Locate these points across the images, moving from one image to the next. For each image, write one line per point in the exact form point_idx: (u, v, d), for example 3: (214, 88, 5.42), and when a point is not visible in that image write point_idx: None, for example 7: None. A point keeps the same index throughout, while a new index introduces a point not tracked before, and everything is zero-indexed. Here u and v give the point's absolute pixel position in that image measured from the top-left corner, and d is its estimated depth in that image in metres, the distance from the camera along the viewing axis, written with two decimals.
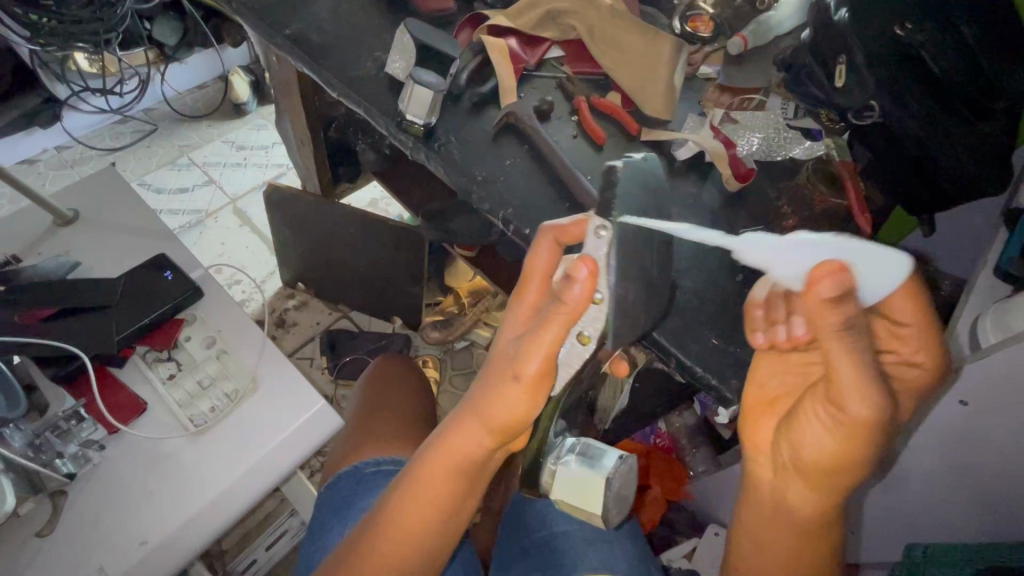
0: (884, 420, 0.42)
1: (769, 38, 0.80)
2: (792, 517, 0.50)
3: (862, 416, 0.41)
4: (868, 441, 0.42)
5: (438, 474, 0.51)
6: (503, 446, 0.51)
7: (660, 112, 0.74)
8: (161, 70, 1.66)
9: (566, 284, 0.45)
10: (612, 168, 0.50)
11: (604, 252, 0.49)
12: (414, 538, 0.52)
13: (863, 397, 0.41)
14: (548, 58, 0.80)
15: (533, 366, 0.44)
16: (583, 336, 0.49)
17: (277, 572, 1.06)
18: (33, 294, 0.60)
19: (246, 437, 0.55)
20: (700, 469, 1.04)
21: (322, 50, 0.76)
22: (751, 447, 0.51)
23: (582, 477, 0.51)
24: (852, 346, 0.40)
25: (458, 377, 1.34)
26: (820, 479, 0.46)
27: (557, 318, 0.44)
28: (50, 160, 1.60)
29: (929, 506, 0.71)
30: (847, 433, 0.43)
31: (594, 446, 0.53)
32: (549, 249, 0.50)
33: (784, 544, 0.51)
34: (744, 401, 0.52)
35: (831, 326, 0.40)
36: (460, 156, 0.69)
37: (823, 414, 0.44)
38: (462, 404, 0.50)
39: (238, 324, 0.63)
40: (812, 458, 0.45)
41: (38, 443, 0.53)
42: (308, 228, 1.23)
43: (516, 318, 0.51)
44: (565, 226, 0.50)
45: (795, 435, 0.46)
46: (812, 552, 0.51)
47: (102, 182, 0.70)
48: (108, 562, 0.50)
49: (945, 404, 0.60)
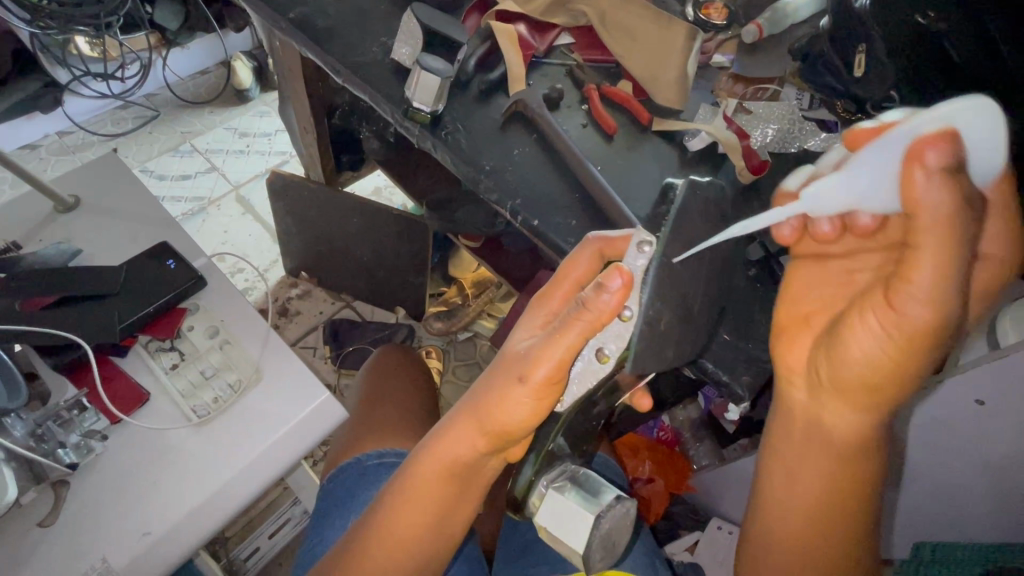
0: (950, 323, 0.38)
1: (785, 26, 0.80)
2: (833, 433, 0.48)
3: (924, 322, 0.38)
4: (929, 346, 0.39)
5: (440, 469, 0.49)
6: (498, 450, 0.49)
7: (672, 101, 0.72)
8: (162, 55, 1.64)
9: (594, 290, 0.43)
10: (673, 186, 0.48)
11: (644, 267, 0.46)
12: (415, 534, 0.51)
13: (930, 302, 0.37)
14: (557, 45, 0.78)
15: (543, 372, 0.42)
16: (602, 354, 0.47)
17: (279, 561, 1.06)
18: (36, 281, 0.59)
19: (251, 427, 0.55)
20: (704, 464, 1.04)
21: (327, 33, 0.74)
22: (786, 369, 0.49)
23: (569, 511, 0.46)
24: (946, 242, 0.35)
25: (461, 368, 1.34)
26: (865, 393, 0.44)
27: (579, 323, 0.42)
28: (51, 146, 1.58)
29: (940, 508, 0.69)
30: (907, 339, 0.39)
31: (592, 480, 0.48)
32: (590, 260, 0.49)
33: (824, 466, 0.49)
34: (780, 318, 0.49)
35: (936, 216, 0.35)
36: (468, 145, 0.67)
37: (874, 322, 0.41)
38: (464, 403, 0.47)
39: (241, 314, 0.62)
40: (858, 371, 0.43)
41: (39, 433, 0.52)
42: (311, 217, 1.21)
43: (534, 318, 0.49)
44: (611, 239, 0.49)
45: (843, 348, 0.43)
46: (853, 472, 0.49)
47: (103, 168, 0.69)
48: (111, 553, 0.49)
49: (960, 404, 0.57)
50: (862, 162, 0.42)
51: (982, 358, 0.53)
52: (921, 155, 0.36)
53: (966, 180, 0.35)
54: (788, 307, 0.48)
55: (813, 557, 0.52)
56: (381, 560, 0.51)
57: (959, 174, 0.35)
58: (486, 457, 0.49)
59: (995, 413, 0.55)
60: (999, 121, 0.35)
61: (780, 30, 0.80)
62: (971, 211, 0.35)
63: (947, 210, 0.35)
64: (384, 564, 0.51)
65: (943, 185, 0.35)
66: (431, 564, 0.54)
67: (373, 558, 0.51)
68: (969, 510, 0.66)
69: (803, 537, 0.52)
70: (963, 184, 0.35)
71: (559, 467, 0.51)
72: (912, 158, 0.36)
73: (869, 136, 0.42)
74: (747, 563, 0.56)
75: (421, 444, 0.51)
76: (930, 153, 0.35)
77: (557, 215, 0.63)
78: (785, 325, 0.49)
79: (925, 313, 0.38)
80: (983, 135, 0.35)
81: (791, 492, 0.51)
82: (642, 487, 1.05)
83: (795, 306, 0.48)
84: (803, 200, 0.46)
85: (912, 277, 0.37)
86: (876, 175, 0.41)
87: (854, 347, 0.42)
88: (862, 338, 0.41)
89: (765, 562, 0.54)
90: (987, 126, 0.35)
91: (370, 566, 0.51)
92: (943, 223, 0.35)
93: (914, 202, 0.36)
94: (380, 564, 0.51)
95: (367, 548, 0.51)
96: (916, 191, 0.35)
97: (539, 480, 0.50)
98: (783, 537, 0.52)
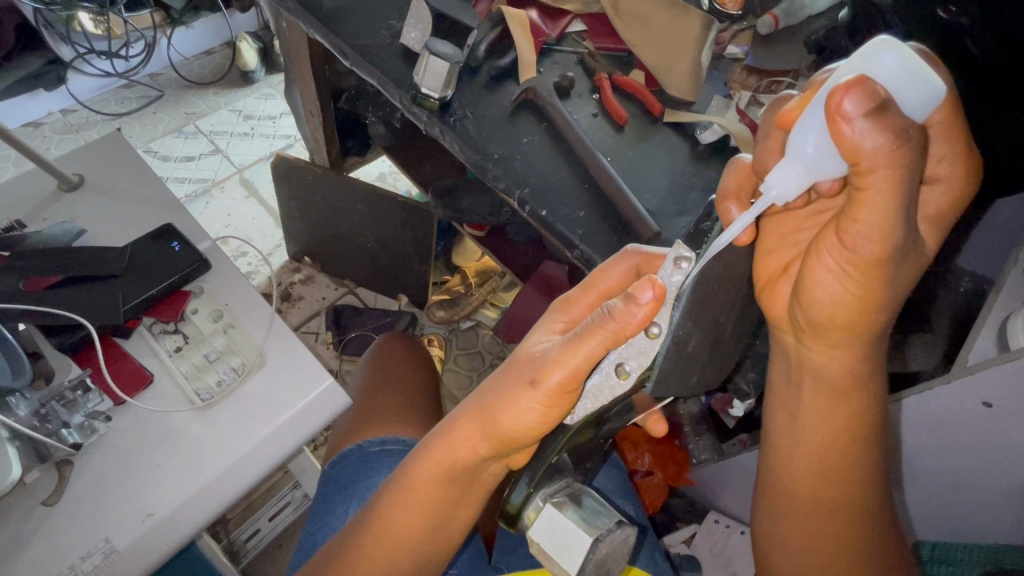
0: (902, 250, 0.36)
1: (802, 17, 0.79)
2: (817, 375, 0.45)
3: (877, 255, 0.36)
4: (886, 276, 0.37)
5: (438, 470, 0.48)
6: (501, 457, 0.47)
7: (685, 92, 0.71)
8: (167, 34, 1.63)
9: (624, 301, 0.40)
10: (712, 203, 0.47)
11: (680, 283, 0.43)
12: (411, 532, 0.50)
13: (883, 237, 0.35)
14: (569, 32, 0.77)
15: (556, 378, 0.40)
16: (622, 370, 0.44)
17: (279, 544, 1.07)
18: (40, 260, 0.59)
19: (253, 411, 0.55)
20: (703, 458, 1.02)
21: (335, 15, 0.73)
22: (773, 319, 0.46)
23: (566, 530, 0.41)
24: (897, 177, 0.32)
25: (463, 356, 1.34)
26: (836, 334, 0.41)
27: (601, 333, 0.39)
28: (54, 124, 1.56)
29: (952, 508, 0.68)
30: (863, 276, 0.37)
31: (591, 498, 0.44)
32: (628, 273, 0.46)
33: (817, 408, 0.47)
34: (757, 272, 0.45)
35: (877, 156, 0.31)
36: (476, 132, 0.66)
37: (831, 261, 0.38)
38: (473, 406, 0.46)
39: (246, 298, 0.61)
40: (827, 311, 0.40)
41: (43, 413, 0.52)
42: (315, 201, 1.20)
43: (552, 323, 0.47)
44: (653, 256, 0.46)
45: (805, 293, 0.40)
46: (846, 409, 0.46)
47: (108, 148, 0.68)
48: (114, 534, 0.49)
49: (967, 405, 0.57)
50: (797, 141, 0.37)
51: (992, 359, 0.52)
52: (839, 107, 0.31)
53: (895, 114, 0.31)
54: (762, 261, 0.45)
55: (827, 506, 0.49)
56: (377, 550, 0.50)
57: (885, 112, 0.31)
58: (490, 462, 0.48)
59: (1003, 414, 0.54)
60: (910, 55, 0.33)
61: (798, 20, 0.79)
62: (915, 141, 0.31)
63: (888, 151, 0.31)
64: (379, 556, 0.50)
65: (872, 129, 0.31)
66: (438, 556, 0.53)
67: (372, 549, 0.50)
68: (972, 510, 0.66)
69: (813, 485, 0.49)
70: (894, 118, 0.31)
71: (560, 481, 0.47)
72: (833, 114, 0.31)
73: (798, 111, 0.37)
74: (765, 521, 0.53)
75: (421, 446, 0.50)
76: (846, 104, 0.31)
77: (564, 205, 0.62)
78: (767, 278, 0.45)
79: (875, 246, 0.35)
80: (895, 68, 0.33)
81: (790, 438, 0.49)
82: (641, 480, 1.05)
83: (769, 260, 0.45)
84: (759, 202, 0.40)
85: (862, 215, 0.34)
86: (818, 145, 0.37)
87: (816, 287, 0.39)
88: (823, 277, 0.39)
89: (782, 516, 0.51)
90: (898, 61, 0.33)
91: (367, 557, 0.50)
92: (890, 161, 0.31)
93: (854, 153, 0.31)
94: (376, 557, 0.50)
95: (365, 540, 0.51)
96: (852, 143, 0.31)
97: (537, 493, 0.46)
98: (800, 491, 0.49)
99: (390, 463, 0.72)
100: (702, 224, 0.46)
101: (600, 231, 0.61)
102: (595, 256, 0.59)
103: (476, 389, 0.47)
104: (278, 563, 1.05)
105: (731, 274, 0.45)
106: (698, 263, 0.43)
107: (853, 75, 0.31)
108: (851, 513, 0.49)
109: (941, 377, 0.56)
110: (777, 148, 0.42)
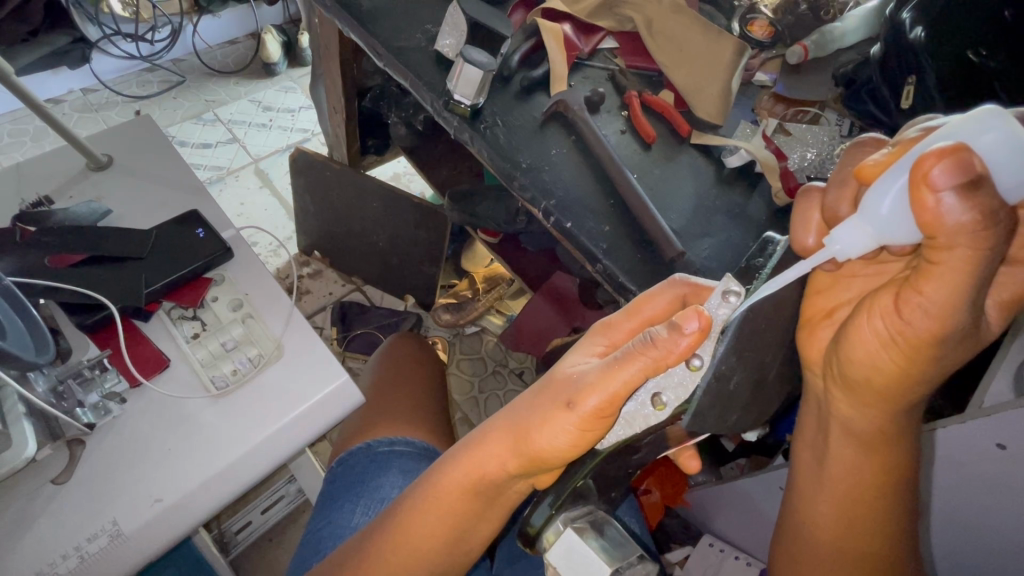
0: (961, 333, 0.35)
1: (830, 50, 0.79)
2: (844, 426, 0.45)
3: (932, 333, 0.36)
4: (934, 355, 0.37)
5: (463, 482, 0.48)
6: (527, 475, 0.47)
7: (712, 116, 0.72)
8: (193, 21, 1.66)
9: (665, 328, 0.40)
10: (770, 241, 0.50)
11: (726, 317, 0.44)
12: (429, 546, 0.50)
13: (941, 316, 0.35)
14: (602, 48, 0.78)
15: (595, 402, 0.40)
16: (659, 400, 0.43)
17: (269, 539, 1.05)
18: (64, 237, 0.59)
19: (270, 414, 0.54)
20: (700, 479, 1.04)
21: (372, 15, 0.74)
22: (806, 360, 0.46)
23: (588, 558, 0.41)
24: (974, 259, 0.32)
25: (465, 361, 1.33)
26: (874, 396, 0.41)
27: (642, 360, 0.39)
28: (74, 102, 1.57)
29: (968, 558, 0.67)
30: (907, 349, 0.37)
31: (612, 527, 0.45)
32: (672, 301, 0.47)
33: (845, 459, 0.47)
34: (803, 309, 0.46)
35: (957, 234, 0.32)
36: (506, 141, 0.67)
37: (879, 324, 0.38)
38: (506, 423, 0.46)
39: (266, 290, 0.62)
40: (864, 372, 0.40)
41: (60, 391, 0.52)
42: (331, 196, 1.21)
43: (592, 345, 0.47)
44: (699, 287, 0.47)
45: (845, 346, 0.41)
46: (876, 465, 0.46)
47: (139, 131, 0.69)
48: (122, 517, 0.49)
49: (981, 446, 0.58)
50: (873, 200, 0.38)
51: (1010, 402, 0.53)
52: (927, 175, 0.31)
53: (987, 192, 0.31)
54: (809, 299, 0.46)
55: (846, 554, 0.49)
56: (394, 557, 0.51)
57: (977, 188, 0.31)
58: (515, 479, 0.48)
59: (1016, 458, 0.55)
60: (1017, 132, 0.33)
61: (827, 53, 0.79)
62: (1002, 223, 0.31)
63: (970, 230, 0.31)
64: (397, 562, 0.51)
65: (960, 205, 0.31)
66: (451, 566, 0.53)
67: (390, 554, 0.51)
68: (978, 561, 0.66)
69: (836, 532, 0.49)
70: (984, 197, 0.31)
71: (582, 508, 0.46)
72: (920, 181, 0.32)
73: (879, 168, 0.38)
74: (784, 556, 0.53)
75: (448, 454, 0.50)
76: (936, 172, 0.31)
77: (590, 219, 0.62)
78: (809, 318, 0.46)
79: (931, 323, 0.35)
80: (1001, 143, 0.33)
81: (816, 482, 0.49)
82: (641, 496, 1.04)
83: (816, 298, 0.45)
84: (823, 253, 0.41)
85: (927, 288, 0.35)
86: (893, 208, 0.37)
87: (857, 345, 0.40)
88: (868, 336, 0.39)
89: (805, 561, 0.51)
90: (1002, 137, 0.33)
91: (388, 563, 0.51)
92: (971, 240, 0.32)
93: (934, 226, 0.32)
94: (395, 562, 0.51)
95: (386, 545, 0.51)
96: (934, 215, 0.32)
97: (559, 516, 0.45)
98: (822, 532, 0.49)
99: (402, 464, 0.73)
100: (754, 260, 0.48)
101: (623, 247, 0.61)
102: (618, 271, 0.59)
103: (511, 406, 0.47)
104: (266, 557, 1.04)
105: (767, 309, 0.45)
106: (746, 300, 0.44)
107: (950, 143, 0.32)
108: (872, 560, 0.49)
109: (956, 416, 0.58)
110: (850, 198, 0.41)
